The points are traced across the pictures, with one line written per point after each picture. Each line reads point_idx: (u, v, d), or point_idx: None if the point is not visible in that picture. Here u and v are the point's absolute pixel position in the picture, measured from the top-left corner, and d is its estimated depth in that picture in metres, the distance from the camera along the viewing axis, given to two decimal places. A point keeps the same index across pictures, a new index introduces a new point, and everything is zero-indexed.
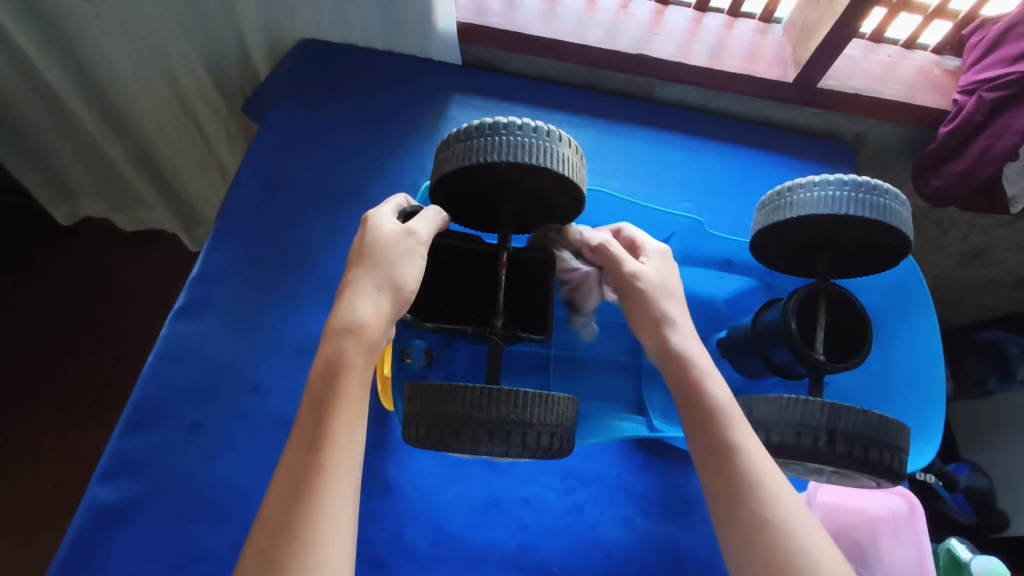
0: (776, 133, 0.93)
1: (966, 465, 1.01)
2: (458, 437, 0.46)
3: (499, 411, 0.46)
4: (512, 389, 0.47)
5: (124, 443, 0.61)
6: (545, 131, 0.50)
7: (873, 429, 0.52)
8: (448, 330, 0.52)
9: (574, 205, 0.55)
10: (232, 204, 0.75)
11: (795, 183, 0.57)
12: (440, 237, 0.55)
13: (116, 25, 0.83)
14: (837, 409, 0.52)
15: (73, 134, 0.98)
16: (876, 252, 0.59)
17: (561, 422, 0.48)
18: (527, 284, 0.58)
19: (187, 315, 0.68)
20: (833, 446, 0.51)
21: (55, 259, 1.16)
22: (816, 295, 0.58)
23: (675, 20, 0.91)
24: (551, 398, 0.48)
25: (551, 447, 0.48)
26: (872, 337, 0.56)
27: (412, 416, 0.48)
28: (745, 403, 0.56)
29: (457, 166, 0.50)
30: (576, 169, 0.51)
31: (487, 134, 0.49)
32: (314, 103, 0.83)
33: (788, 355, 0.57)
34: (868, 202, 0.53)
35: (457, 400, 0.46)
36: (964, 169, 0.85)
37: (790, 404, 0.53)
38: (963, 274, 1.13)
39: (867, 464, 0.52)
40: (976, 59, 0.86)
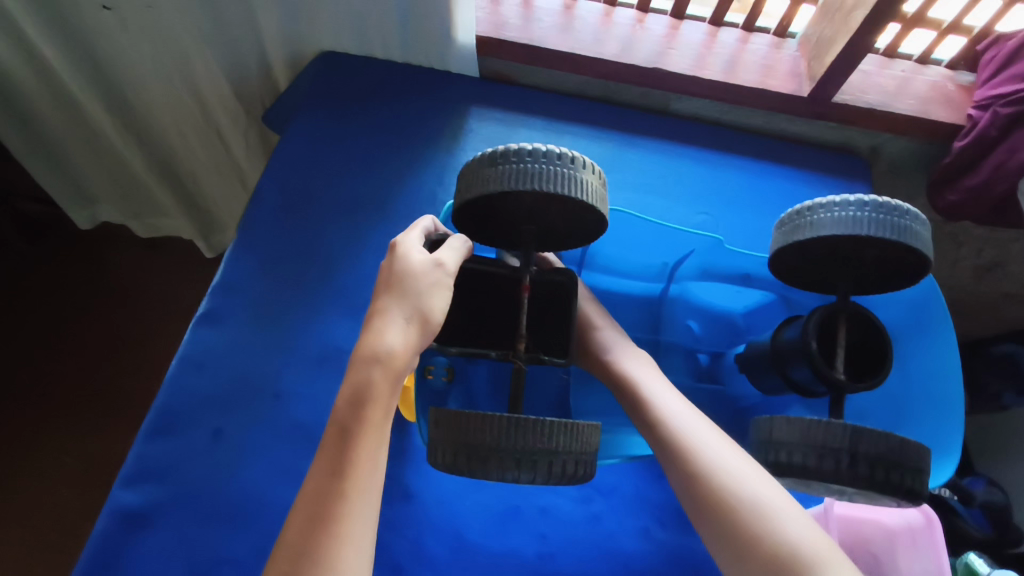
0: (791, 147, 0.93)
1: (982, 480, 1.01)
2: (484, 465, 0.46)
3: (525, 440, 0.46)
4: (539, 418, 0.47)
5: (147, 447, 0.62)
6: (568, 157, 0.51)
7: (896, 451, 0.52)
8: (473, 353, 0.54)
9: (595, 227, 0.56)
10: (254, 213, 0.76)
11: (815, 203, 0.57)
12: (467, 262, 0.56)
13: (141, 36, 0.85)
14: (860, 432, 0.52)
15: (96, 142, 0.99)
16: (896, 270, 0.59)
17: (585, 450, 0.49)
18: (551, 306, 0.57)
19: (209, 322, 0.69)
20: (855, 469, 0.51)
21: (75, 265, 1.18)
22: (837, 314, 0.58)
23: (690, 35, 0.92)
24: (576, 426, 0.48)
25: (574, 473, 0.48)
26: (893, 357, 0.56)
27: (438, 442, 0.48)
28: (765, 423, 0.56)
29: (483, 194, 0.51)
30: (599, 194, 0.52)
31: (510, 160, 0.50)
32: (335, 114, 0.85)
33: (808, 373, 0.57)
34: (889, 225, 0.53)
35: (484, 429, 0.46)
36: (979, 183, 0.85)
37: (814, 425, 0.53)
38: (977, 287, 1.13)
39: (890, 487, 0.52)
40: (991, 74, 0.87)
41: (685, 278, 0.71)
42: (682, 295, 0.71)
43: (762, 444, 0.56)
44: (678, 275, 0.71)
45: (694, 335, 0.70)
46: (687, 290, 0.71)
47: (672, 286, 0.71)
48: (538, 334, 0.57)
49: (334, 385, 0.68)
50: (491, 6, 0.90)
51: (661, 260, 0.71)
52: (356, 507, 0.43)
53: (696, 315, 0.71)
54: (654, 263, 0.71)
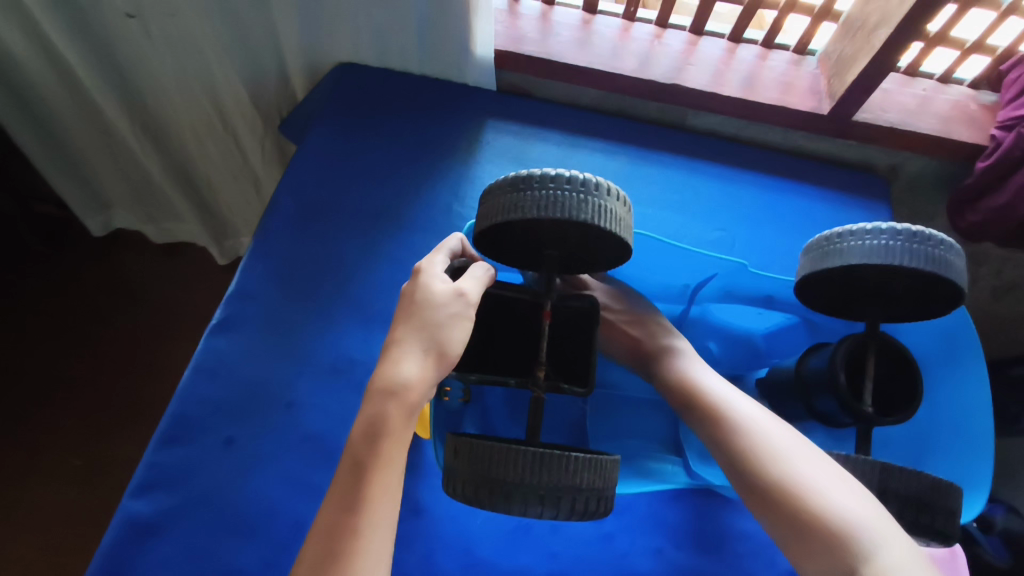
0: (810, 164, 0.92)
1: (1002, 505, 0.99)
2: (509, 500, 0.45)
3: (550, 477, 0.46)
4: (565, 453, 0.46)
5: (160, 456, 0.62)
6: (595, 184, 0.50)
7: (927, 493, 0.53)
8: (491, 381, 0.52)
9: (619, 254, 0.55)
10: (270, 222, 0.76)
11: (844, 230, 0.56)
12: (491, 289, 0.55)
13: (164, 45, 0.86)
14: (889, 470, 0.53)
15: (115, 148, 1.01)
16: (925, 299, 0.58)
17: (605, 486, 0.48)
18: (573, 334, 0.57)
19: (223, 330, 0.69)
20: (884, 507, 0.53)
21: (90, 269, 1.19)
22: (865, 345, 0.57)
23: (709, 51, 0.91)
24: (599, 462, 0.48)
25: (594, 510, 0.47)
26: (922, 394, 0.55)
27: (460, 473, 0.47)
28: None
29: (507, 219, 0.50)
30: (625, 221, 0.51)
31: (536, 186, 0.50)
32: (351, 125, 0.85)
33: (833, 405, 0.57)
34: (922, 255, 0.53)
35: (509, 463, 0.45)
36: (1002, 204, 0.84)
37: (844, 458, 0.55)
38: (996, 308, 1.11)
39: (919, 528, 0.53)
40: (1014, 94, 0.86)
41: (706, 299, 0.69)
42: (704, 317, 0.70)
43: None
44: (700, 297, 0.69)
45: (712, 355, 0.71)
46: (708, 312, 0.70)
47: (692, 308, 0.70)
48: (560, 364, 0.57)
49: (347, 395, 0.68)
50: (509, 20, 0.90)
51: (682, 283, 0.68)
52: (373, 533, 0.43)
53: (716, 336, 0.71)
54: (675, 284, 0.69)
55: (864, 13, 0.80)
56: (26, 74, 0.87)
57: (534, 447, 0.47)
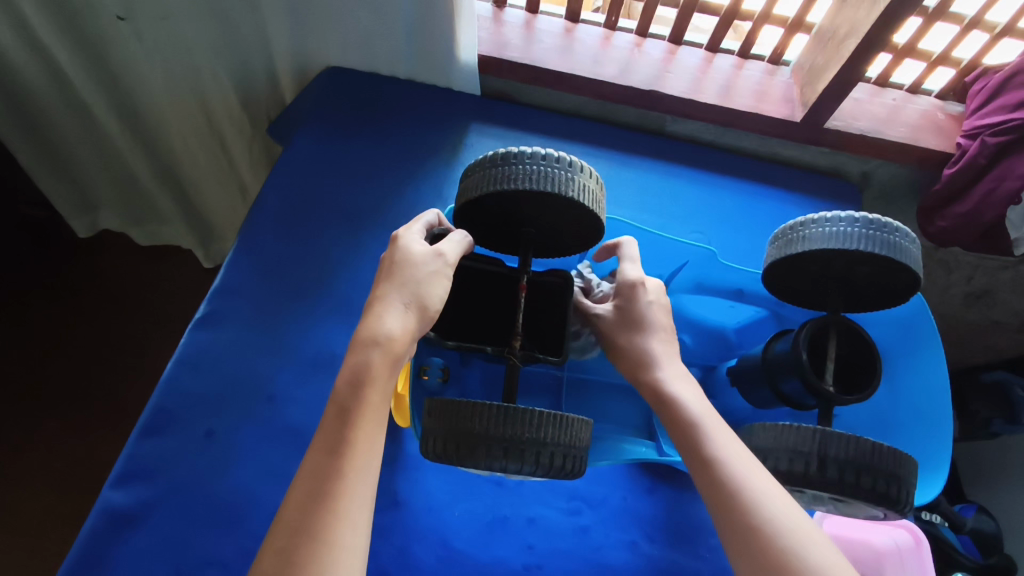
0: (785, 170, 0.95)
1: (974, 506, 1.01)
2: (473, 453, 0.46)
3: (512, 429, 0.47)
4: (528, 408, 0.48)
5: (140, 446, 0.62)
6: (564, 161, 0.52)
7: (868, 456, 0.52)
8: (468, 348, 0.53)
9: (592, 231, 0.56)
10: (255, 219, 0.77)
11: (807, 219, 0.59)
12: (465, 260, 0.57)
13: (153, 46, 0.87)
14: (828, 436, 0.52)
15: (103, 148, 1.02)
16: (886, 289, 0.60)
17: (574, 444, 0.49)
18: (547, 306, 0.59)
19: (206, 324, 0.69)
20: (823, 473, 0.51)
21: (73, 270, 1.19)
22: (825, 327, 0.59)
23: (687, 59, 0.94)
24: (565, 418, 0.49)
25: (562, 466, 0.48)
26: (881, 371, 0.57)
27: (432, 431, 0.49)
28: (747, 431, 0.57)
29: (482, 192, 0.52)
30: (596, 198, 0.53)
31: (507, 163, 0.51)
32: (338, 126, 0.87)
33: (798, 386, 0.58)
34: (878, 240, 0.55)
35: (473, 416, 0.47)
36: (967, 210, 0.87)
37: (786, 430, 0.54)
38: (967, 314, 1.15)
39: (860, 490, 0.51)
40: (978, 105, 0.89)
41: (679, 290, 0.71)
42: (677, 308, 0.71)
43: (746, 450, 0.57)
44: (672, 288, 0.71)
45: (686, 348, 0.71)
46: (681, 303, 0.71)
47: None
48: (532, 333, 0.58)
49: (328, 388, 0.69)
50: (493, 27, 0.92)
51: (655, 273, 0.71)
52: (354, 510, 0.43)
53: (689, 328, 0.71)
54: (649, 275, 0.71)
55: (835, 24, 0.83)
56: (12, 71, 0.87)
57: (502, 404, 0.49)
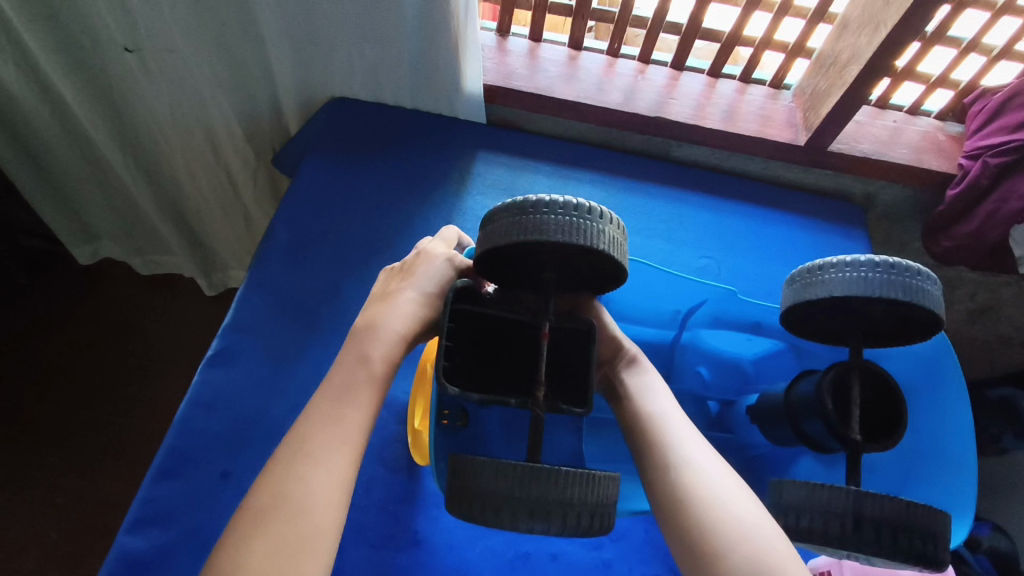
0: (790, 192, 0.96)
1: (987, 524, 1.01)
2: (498, 515, 0.45)
3: (538, 490, 0.45)
4: (555, 467, 0.46)
5: (155, 490, 0.61)
6: (589, 210, 0.52)
7: (902, 516, 0.51)
8: (492, 401, 0.49)
9: (615, 279, 0.56)
10: (265, 252, 0.77)
11: (824, 262, 0.59)
12: (488, 310, 0.55)
13: (159, 81, 0.87)
14: (864, 496, 0.51)
15: (108, 180, 1.02)
16: (907, 327, 0.60)
17: (601, 502, 0.47)
18: (570, 351, 0.56)
19: (219, 361, 0.69)
20: (860, 534, 0.51)
21: (74, 302, 1.18)
22: (848, 370, 0.58)
23: (690, 85, 0.95)
24: (600, 479, 0.47)
25: (595, 528, 0.46)
26: (907, 416, 0.56)
27: (458, 492, 0.46)
28: (776, 485, 0.55)
29: (507, 240, 0.51)
30: (620, 248, 0.53)
31: (531, 212, 0.51)
32: (345, 157, 0.87)
33: (821, 429, 0.58)
34: (901, 286, 0.55)
35: (499, 478, 0.45)
36: (973, 230, 0.88)
37: (819, 489, 0.52)
38: (972, 329, 1.15)
39: (897, 551, 0.51)
40: (979, 125, 0.91)
41: (697, 325, 0.71)
42: (694, 342, 0.72)
43: (774, 507, 0.55)
44: (691, 323, 0.71)
45: (703, 381, 0.71)
46: (698, 338, 0.72)
47: (683, 333, 0.71)
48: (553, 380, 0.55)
49: None
50: (497, 56, 0.93)
51: (672, 307, 0.71)
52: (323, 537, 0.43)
53: (706, 362, 0.71)
54: (666, 310, 0.71)
55: (836, 50, 0.84)
56: (18, 107, 0.88)
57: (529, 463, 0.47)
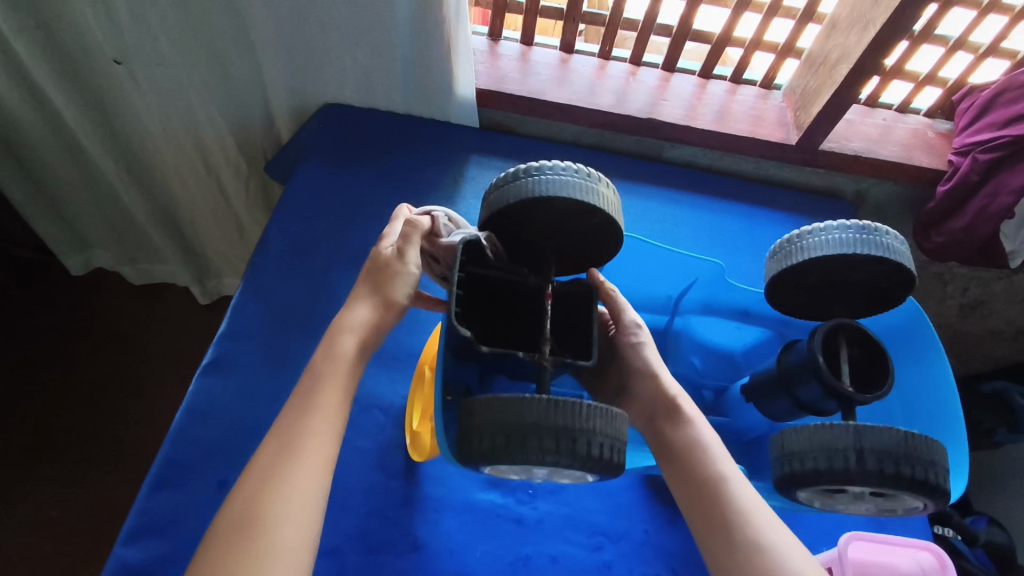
0: (782, 191, 0.96)
1: (984, 518, 1.01)
2: (517, 445, 0.44)
3: (559, 419, 0.44)
4: (573, 400, 0.45)
5: (151, 501, 0.61)
6: (578, 172, 0.52)
7: (904, 443, 0.51)
8: (500, 352, 0.49)
9: (604, 241, 0.56)
10: (259, 260, 0.77)
11: (804, 230, 0.60)
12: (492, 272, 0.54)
13: (150, 90, 0.87)
14: (863, 428, 0.51)
15: (101, 189, 1.01)
16: (886, 292, 0.62)
17: (617, 436, 0.46)
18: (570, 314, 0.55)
19: (214, 370, 0.69)
20: (866, 467, 0.50)
21: (66, 313, 1.17)
22: (837, 333, 0.59)
23: (681, 87, 0.96)
24: (610, 411, 0.47)
25: (608, 460, 0.45)
26: (896, 367, 0.57)
27: (470, 428, 0.45)
28: (779, 437, 0.56)
29: (502, 204, 0.52)
30: (611, 207, 0.53)
31: (522, 176, 0.52)
32: (338, 163, 0.87)
33: (818, 391, 0.58)
34: (877, 243, 0.56)
35: (517, 410, 0.44)
36: (964, 226, 0.89)
37: (820, 430, 0.53)
38: (964, 324, 1.16)
39: (909, 483, 0.50)
40: (968, 122, 0.92)
41: (688, 310, 0.72)
42: (686, 330, 0.72)
43: (781, 455, 0.55)
44: (682, 308, 0.72)
45: (697, 370, 0.71)
46: (689, 325, 0.72)
47: (675, 319, 0.72)
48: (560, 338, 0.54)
49: None
50: (490, 60, 0.93)
51: (665, 293, 0.72)
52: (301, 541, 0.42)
53: (699, 352, 0.72)
54: (659, 295, 0.72)
55: (826, 50, 0.85)
56: (10, 115, 0.87)
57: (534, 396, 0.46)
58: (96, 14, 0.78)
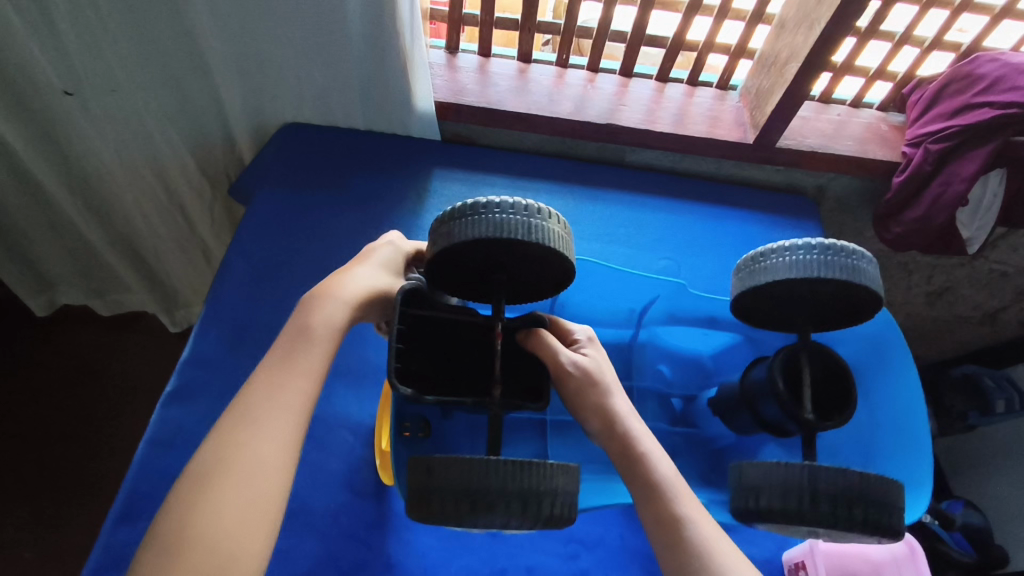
0: (744, 189, 0.98)
1: (959, 501, 1.02)
2: (470, 513, 0.43)
3: (511, 485, 0.44)
4: (526, 462, 0.45)
5: (115, 535, 0.59)
6: (533, 209, 0.51)
7: (857, 483, 0.51)
8: (448, 403, 0.50)
9: (565, 276, 0.55)
10: (221, 284, 0.76)
11: (766, 249, 0.60)
12: (444, 314, 0.55)
13: (104, 120, 0.86)
14: (817, 469, 0.51)
15: (61, 224, 1.00)
16: (849, 308, 0.61)
17: (569, 492, 0.46)
18: (523, 356, 0.57)
19: (177, 399, 0.68)
20: (818, 506, 0.51)
21: (31, 348, 1.15)
22: (797, 353, 0.60)
23: (639, 92, 0.97)
24: (567, 467, 0.47)
25: (567, 516, 0.46)
26: (857, 394, 0.57)
27: (420, 491, 0.45)
28: (735, 468, 0.55)
29: (450, 245, 0.51)
30: (566, 244, 0.52)
31: (471, 213, 0.51)
32: (300, 182, 0.87)
33: (779, 414, 0.58)
34: (835, 264, 0.56)
35: (466, 477, 0.43)
36: (921, 216, 0.90)
37: (776, 467, 0.53)
38: (932, 311, 1.18)
39: (862, 520, 0.51)
40: (918, 114, 0.94)
41: (652, 323, 0.72)
42: (652, 340, 0.72)
43: (737, 489, 0.55)
44: (646, 321, 0.72)
45: (665, 379, 0.71)
46: (656, 335, 0.72)
47: (639, 332, 0.72)
48: (514, 381, 0.56)
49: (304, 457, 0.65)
50: (447, 73, 0.94)
51: (628, 307, 0.72)
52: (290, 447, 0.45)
53: (666, 359, 0.72)
54: (622, 309, 0.72)
55: (776, 49, 0.86)
56: None
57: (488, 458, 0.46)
58: (43, 44, 0.77)
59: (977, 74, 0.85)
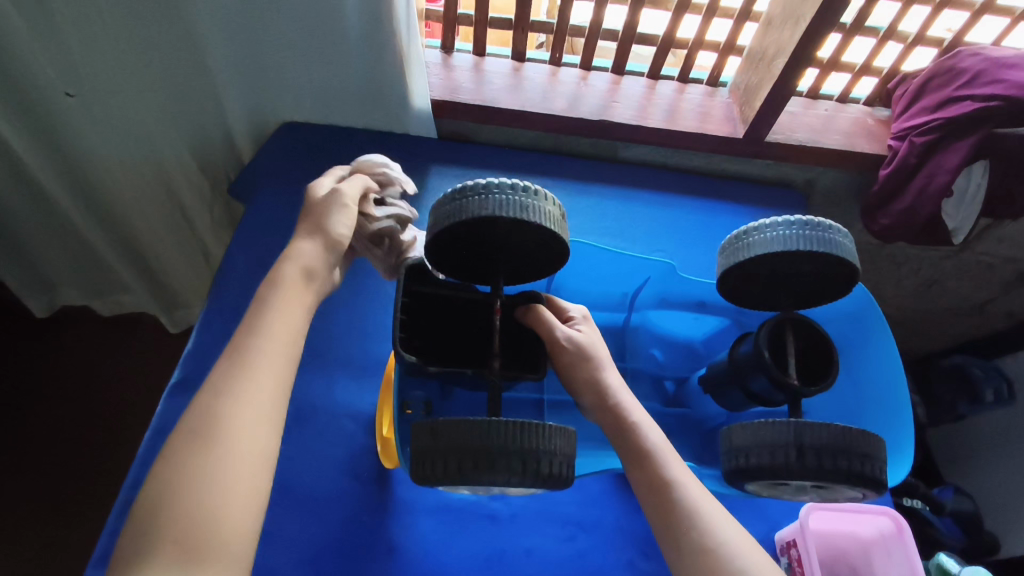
0: (734, 183, 1.00)
1: (950, 488, 1.04)
2: (466, 467, 0.45)
3: (505, 440, 0.45)
4: (523, 420, 0.47)
5: (118, 526, 0.60)
6: (524, 188, 0.53)
7: (841, 439, 0.53)
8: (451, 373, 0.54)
9: (557, 255, 0.57)
10: (222, 279, 0.78)
11: (751, 226, 0.62)
12: (443, 291, 0.60)
13: (104, 121, 0.87)
14: (802, 424, 0.53)
15: (61, 225, 1.01)
16: (830, 284, 0.64)
17: (563, 452, 0.48)
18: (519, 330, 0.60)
19: (181, 390, 0.69)
20: (804, 461, 0.53)
21: (32, 349, 1.16)
22: (783, 326, 0.62)
23: (631, 89, 0.99)
24: (563, 428, 0.49)
25: (562, 475, 0.47)
26: (838, 360, 0.61)
27: (422, 451, 0.47)
28: (727, 432, 0.58)
29: (444, 224, 0.53)
30: (557, 222, 0.54)
31: (464, 194, 0.53)
32: (300, 180, 0.88)
33: (766, 384, 0.60)
34: (813, 239, 0.58)
35: (464, 432, 0.45)
36: (907, 206, 0.92)
37: (761, 427, 0.55)
38: (921, 302, 1.21)
39: (846, 473, 0.52)
40: (904, 108, 0.96)
41: (645, 306, 0.74)
42: (644, 324, 0.74)
43: (728, 452, 0.58)
44: (638, 304, 0.74)
45: (658, 362, 0.73)
46: (648, 319, 0.74)
47: (632, 315, 0.73)
48: (510, 352, 0.59)
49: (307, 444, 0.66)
50: (443, 72, 0.95)
51: (620, 291, 0.74)
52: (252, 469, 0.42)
53: (658, 343, 0.74)
54: (614, 293, 0.74)
55: (764, 45, 0.89)
56: None
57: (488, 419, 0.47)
58: (44, 48, 0.78)
59: (960, 67, 0.87)
